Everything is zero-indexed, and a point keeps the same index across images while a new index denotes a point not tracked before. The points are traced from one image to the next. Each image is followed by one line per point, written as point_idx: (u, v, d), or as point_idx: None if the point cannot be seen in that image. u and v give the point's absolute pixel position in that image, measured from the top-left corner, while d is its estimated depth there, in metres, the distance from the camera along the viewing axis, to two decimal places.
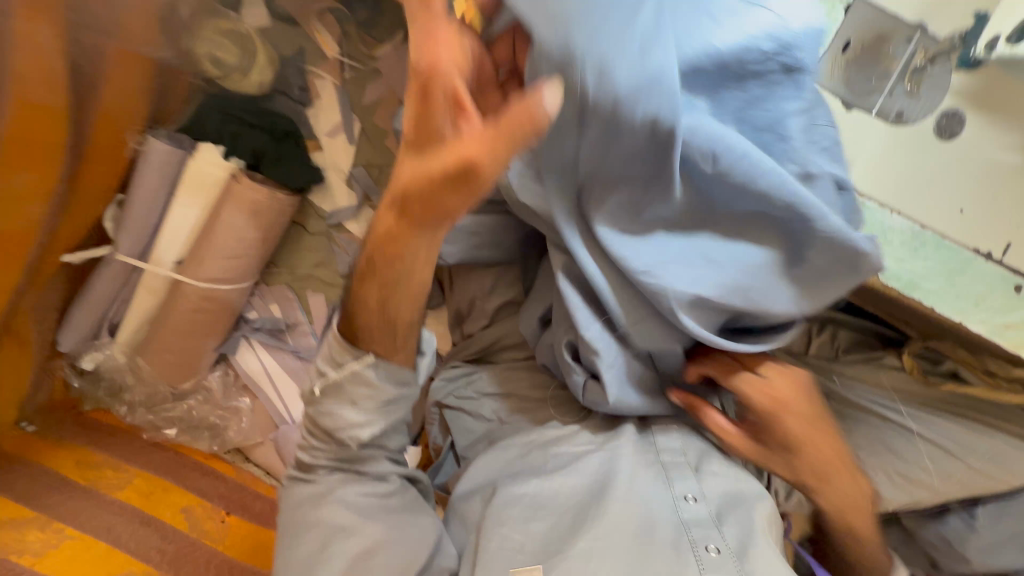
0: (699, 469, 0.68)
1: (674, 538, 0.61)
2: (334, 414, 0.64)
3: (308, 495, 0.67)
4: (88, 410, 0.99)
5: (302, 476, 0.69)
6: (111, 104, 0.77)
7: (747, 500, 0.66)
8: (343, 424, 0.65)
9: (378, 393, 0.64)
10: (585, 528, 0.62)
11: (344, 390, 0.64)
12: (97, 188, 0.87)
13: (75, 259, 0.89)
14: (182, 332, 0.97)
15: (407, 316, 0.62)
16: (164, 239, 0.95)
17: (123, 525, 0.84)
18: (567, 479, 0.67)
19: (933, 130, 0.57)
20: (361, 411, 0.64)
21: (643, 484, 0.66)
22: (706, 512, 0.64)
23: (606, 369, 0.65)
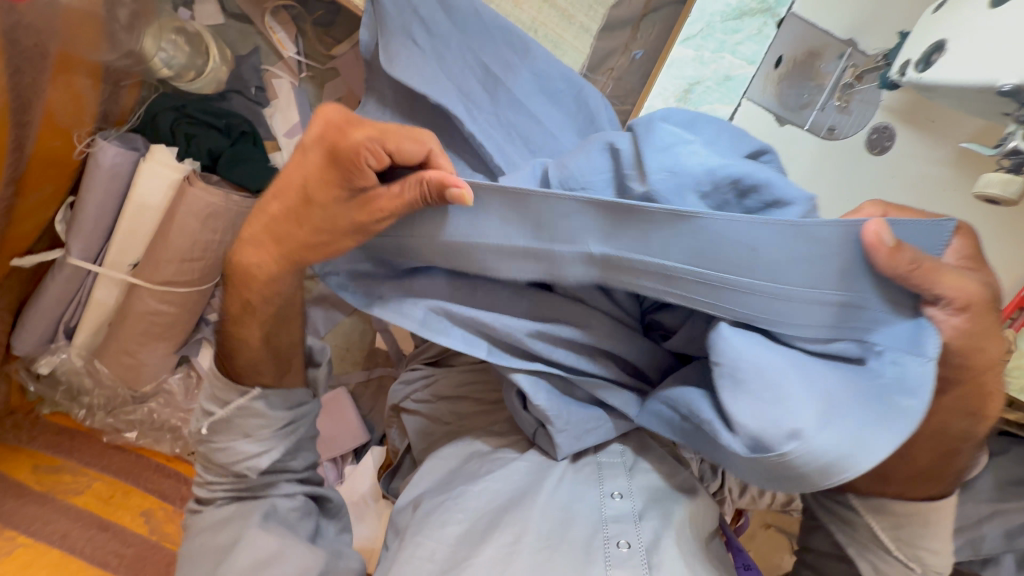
0: (632, 468, 0.70)
1: (588, 537, 0.62)
2: (226, 449, 0.60)
3: (206, 524, 0.60)
4: (47, 413, 0.99)
5: (198, 513, 0.62)
6: (55, 102, 0.78)
7: (675, 495, 0.67)
8: (236, 457, 0.59)
9: (269, 420, 0.60)
10: (495, 533, 0.62)
11: (235, 421, 0.60)
12: (46, 189, 0.86)
13: (25, 263, 0.87)
14: (138, 337, 0.95)
15: (288, 345, 0.62)
16: (118, 243, 0.92)
17: (78, 532, 0.83)
18: (492, 482, 0.69)
19: (862, 145, 0.59)
20: (256, 441, 0.59)
21: (569, 484, 0.68)
22: (629, 508, 0.65)
23: (558, 432, 0.59)
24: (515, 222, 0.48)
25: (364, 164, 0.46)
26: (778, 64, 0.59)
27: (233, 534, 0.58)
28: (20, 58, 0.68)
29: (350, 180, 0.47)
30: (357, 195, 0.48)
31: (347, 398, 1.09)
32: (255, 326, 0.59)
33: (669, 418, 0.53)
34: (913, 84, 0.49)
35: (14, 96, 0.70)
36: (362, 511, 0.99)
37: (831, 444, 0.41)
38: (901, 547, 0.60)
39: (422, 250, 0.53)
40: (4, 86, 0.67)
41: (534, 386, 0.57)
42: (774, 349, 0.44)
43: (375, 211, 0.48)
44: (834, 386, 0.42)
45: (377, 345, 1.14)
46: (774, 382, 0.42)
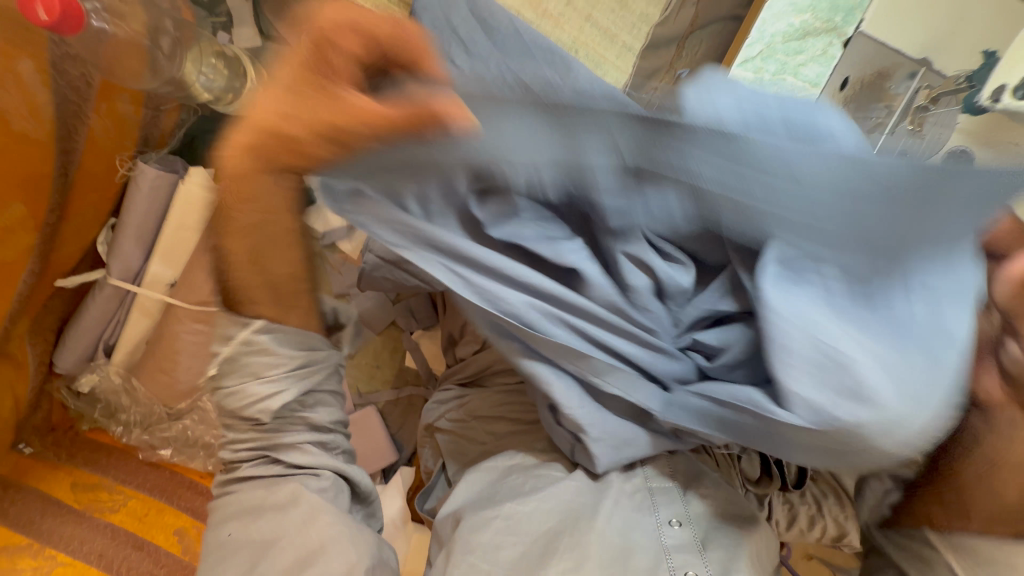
0: (687, 492, 0.69)
1: (651, 564, 0.63)
2: (238, 391, 0.63)
3: (237, 513, 0.63)
4: (86, 429, 1.00)
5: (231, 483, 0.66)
6: (98, 127, 0.80)
7: (737, 525, 0.67)
8: (249, 400, 0.63)
9: (279, 361, 0.62)
10: (553, 559, 0.62)
11: (241, 362, 0.62)
12: (90, 212, 0.87)
13: (69, 284, 0.89)
14: (175, 356, 0.95)
15: (285, 271, 0.56)
16: (157, 263, 0.93)
17: (114, 549, 0.85)
18: (543, 502, 0.67)
19: (943, 168, 0.52)
20: (267, 382, 0.63)
21: (626, 511, 0.67)
22: (688, 537, 0.66)
23: (594, 443, 0.59)
24: (526, 139, 0.38)
25: (337, 59, 0.44)
26: (846, 83, 0.71)
27: (266, 529, 0.61)
28: (67, 88, 0.74)
29: (327, 73, 0.43)
30: (332, 86, 0.42)
31: (375, 417, 1.08)
32: (244, 242, 0.52)
33: (698, 408, 0.51)
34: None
35: (58, 125, 0.74)
36: (392, 533, 0.97)
37: (896, 414, 0.40)
38: None
39: (412, 170, 0.41)
40: (46, 114, 0.72)
41: (568, 398, 0.55)
42: (831, 317, 0.41)
43: (345, 104, 0.39)
44: (887, 356, 0.40)
45: (407, 363, 1.12)
46: (831, 353, 0.40)
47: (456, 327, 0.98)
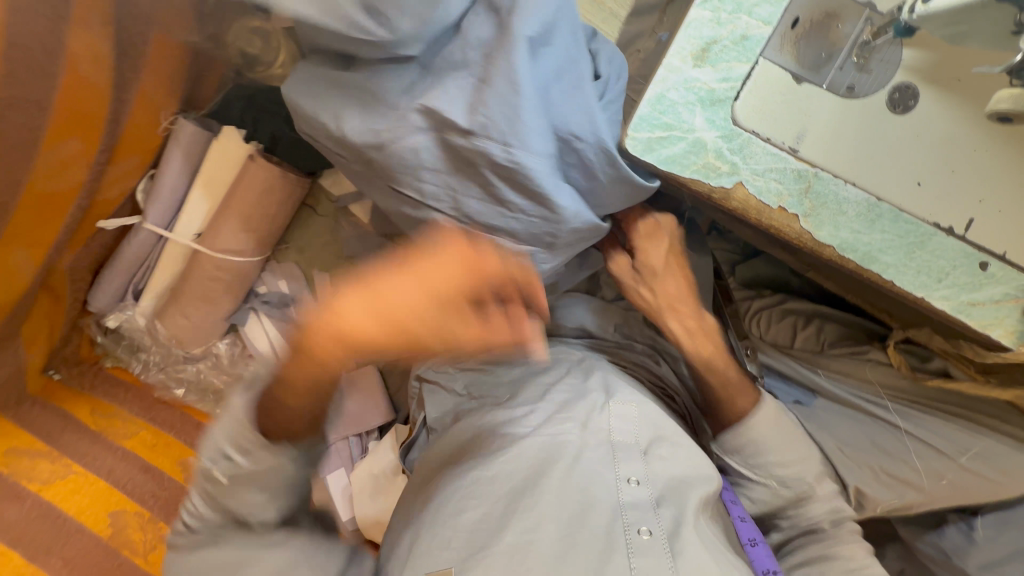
0: (647, 452, 0.80)
1: (608, 523, 0.71)
2: (238, 498, 0.65)
3: (203, 543, 0.66)
4: (109, 366, 1.07)
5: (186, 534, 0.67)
6: (147, 83, 0.89)
7: (685, 487, 0.78)
8: (244, 505, 0.65)
9: (265, 483, 0.65)
10: (512, 521, 0.69)
11: (239, 505, 0.65)
12: (132, 160, 0.97)
13: (110, 225, 0.99)
14: (198, 300, 1.06)
15: (298, 409, 0.63)
16: (186, 216, 1.02)
17: (123, 469, 0.89)
18: (505, 464, 0.74)
19: (885, 105, 0.58)
20: (258, 499, 0.66)
21: (587, 465, 0.75)
22: (644, 495, 0.74)
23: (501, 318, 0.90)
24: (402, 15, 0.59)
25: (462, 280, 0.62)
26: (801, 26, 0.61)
27: (236, 553, 0.65)
28: (126, 42, 0.82)
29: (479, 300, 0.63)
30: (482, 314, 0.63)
31: (375, 375, 1.15)
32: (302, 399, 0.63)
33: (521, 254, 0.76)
34: (924, 16, 0.50)
35: (115, 75, 0.83)
36: (382, 483, 1.04)
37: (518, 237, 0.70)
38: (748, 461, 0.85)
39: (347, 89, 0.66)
40: (107, 64, 0.81)
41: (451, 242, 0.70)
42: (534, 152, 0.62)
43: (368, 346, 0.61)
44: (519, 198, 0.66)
45: None
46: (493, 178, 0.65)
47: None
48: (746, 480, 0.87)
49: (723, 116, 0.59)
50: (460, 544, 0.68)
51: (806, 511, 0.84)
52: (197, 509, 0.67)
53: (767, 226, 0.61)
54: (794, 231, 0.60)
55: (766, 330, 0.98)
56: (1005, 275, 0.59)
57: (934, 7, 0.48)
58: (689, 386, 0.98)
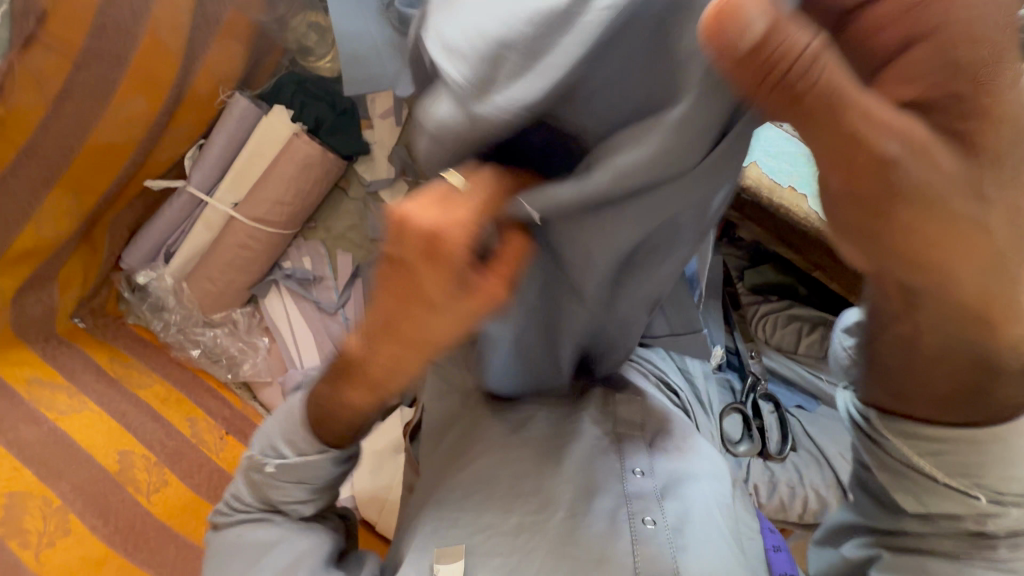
0: (652, 445, 0.77)
1: (613, 510, 0.69)
2: (278, 487, 0.61)
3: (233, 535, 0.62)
4: (131, 323, 1.10)
5: (220, 527, 0.65)
6: (213, 58, 0.98)
7: (694, 480, 0.74)
8: (285, 495, 0.61)
9: (299, 466, 0.59)
10: (516, 503, 0.70)
11: (284, 481, 0.60)
12: (186, 129, 1.04)
13: (156, 185, 1.05)
14: (224, 265, 1.11)
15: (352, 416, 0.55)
16: (228, 182, 1.08)
17: (135, 413, 0.89)
18: (513, 446, 0.74)
19: None
20: (300, 485, 0.61)
21: (590, 456, 0.74)
22: (650, 487, 0.72)
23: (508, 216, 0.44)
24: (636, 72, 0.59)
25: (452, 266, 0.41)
26: None
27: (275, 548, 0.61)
28: (200, 19, 0.92)
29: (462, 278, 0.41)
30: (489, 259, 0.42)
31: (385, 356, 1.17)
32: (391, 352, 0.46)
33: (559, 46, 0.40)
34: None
35: (188, 45, 0.92)
36: (382, 459, 1.05)
37: None
38: (960, 478, 0.47)
39: None
40: (182, 34, 0.90)
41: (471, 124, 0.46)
42: None
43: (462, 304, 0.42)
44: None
45: None
46: None
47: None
48: (905, 472, 0.50)
49: None
50: (466, 523, 0.69)
51: (987, 560, 0.48)
52: (235, 499, 0.65)
53: (778, 205, 0.68)
54: (801, 211, 0.66)
55: (771, 334, 1.07)
56: None
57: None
58: (694, 383, 0.94)
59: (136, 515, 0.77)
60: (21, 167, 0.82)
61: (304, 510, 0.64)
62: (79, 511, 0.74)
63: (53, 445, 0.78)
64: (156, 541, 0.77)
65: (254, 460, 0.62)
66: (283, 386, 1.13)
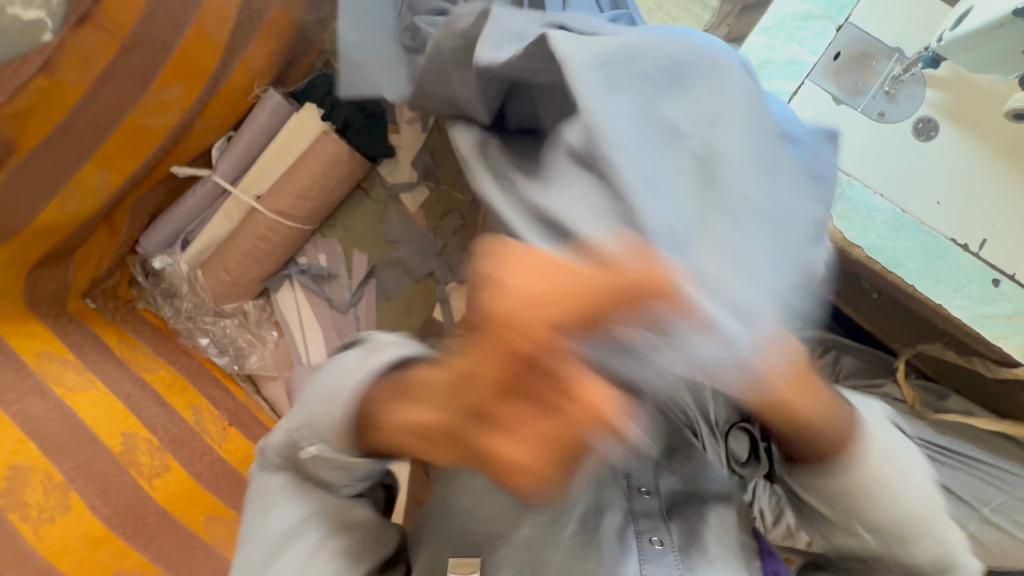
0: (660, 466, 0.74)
1: (621, 529, 0.67)
2: (321, 469, 0.59)
3: (276, 490, 0.62)
4: (141, 308, 1.10)
5: (259, 478, 0.65)
6: (253, 53, 1.01)
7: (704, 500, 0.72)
8: (328, 476, 0.60)
9: (355, 465, 0.57)
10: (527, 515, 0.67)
11: (326, 468, 0.59)
12: (217, 119, 1.05)
13: (181, 172, 1.07)
14: (241, 256, 1.10)
15: (395, 436, 0.45)
16: (254, 175, 1.09)
17: (140, 397, 0.88)
18: None
19: (911, 131, 0.67)
20: (348, 475, 0.60)
21: None
22: (657, 507, 0.70)
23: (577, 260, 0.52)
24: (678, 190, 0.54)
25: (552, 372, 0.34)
26: (836, 58, 0.68)
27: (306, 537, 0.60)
28: (246, 15, 0.94)
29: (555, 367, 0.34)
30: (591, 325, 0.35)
31: None
32: (471, 387, 0.36)
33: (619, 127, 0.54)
34: (950, 40, 0.60)
35: (231, 38, 0.94)
36: None
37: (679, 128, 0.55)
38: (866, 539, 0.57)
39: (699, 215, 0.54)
40: (228, 27, 0.92)
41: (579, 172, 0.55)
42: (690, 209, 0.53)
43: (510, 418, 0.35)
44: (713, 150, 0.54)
45: (436, 316, 1.18)
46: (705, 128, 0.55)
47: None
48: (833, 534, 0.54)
49: None
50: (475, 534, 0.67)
51: None
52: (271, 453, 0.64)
53: None
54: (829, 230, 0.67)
55: None
56: (1016, 293, 0.65)
57: (957, 32, 0.59)
58: None
59: (136, 499, 0.75)
60: (57, 141, 0.82)
61: (345, 491, 0.63)
62: (81, 490, 0.72)
63: (58, 422, 0.76)
64: (154, 527, 0.74)
65: (292, 432, 0.59)
66: (288, 384, 1.12)
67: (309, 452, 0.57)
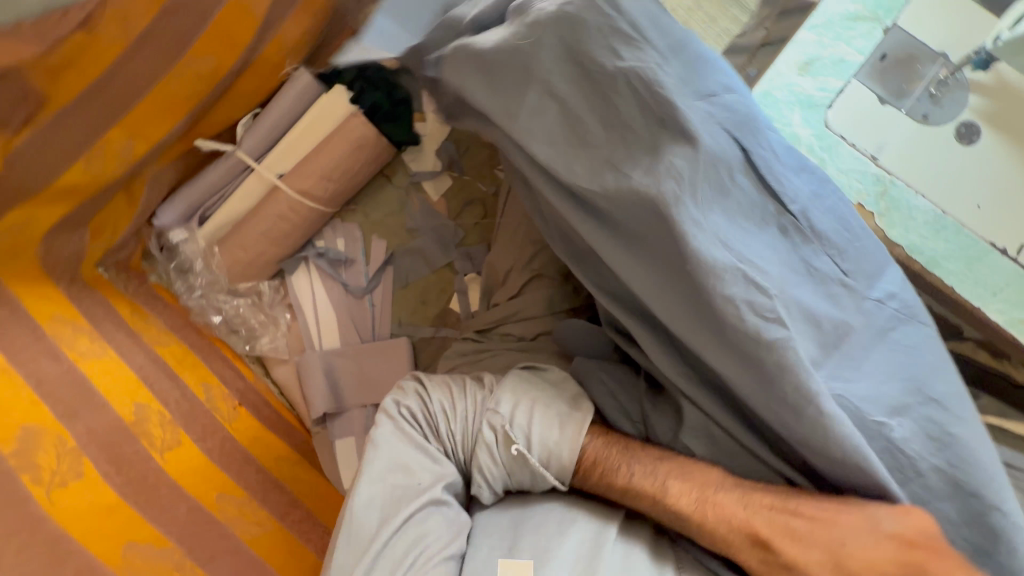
0: None
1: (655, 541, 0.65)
2: (494, 460, 0.65)
3: (415, 456, 0.67)
4: (153, 282, 1.07)
5: (406, 432, 0.68)
6: (287, 30, 1.00)
7: None
8: (490, 469, 0.65)
9: (538, 481, 0.65)
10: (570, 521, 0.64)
11: (507, 464, 0.65)
12: (244, 95, 1.04)
13: (205, 146, 1.05)
14: (259, 235, 1.08)
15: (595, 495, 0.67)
16: (279, 153, 1.08)
17: (153, 369, 0.85)
18: None
19: (953, 134, 0.68)
20: (506, 479, 0.66)
21: None
22: None
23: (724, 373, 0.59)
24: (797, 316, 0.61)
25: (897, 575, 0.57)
26: (882, 59, 0.69)
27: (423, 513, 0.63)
28: None
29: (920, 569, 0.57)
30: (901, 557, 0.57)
31: (406, 345, 1.11)
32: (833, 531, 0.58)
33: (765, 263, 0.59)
34: (1010, 39, 0.63)
35: (269, 12, 0.93)
36: None
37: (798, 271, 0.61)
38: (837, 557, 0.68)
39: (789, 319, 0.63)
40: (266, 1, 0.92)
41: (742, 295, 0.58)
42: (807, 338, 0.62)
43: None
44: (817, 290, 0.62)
45: (452, 306, 1.16)
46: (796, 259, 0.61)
47: (501, 272, 0.93)
48: None
49: (818, 119, 0.70)
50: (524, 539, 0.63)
51: None
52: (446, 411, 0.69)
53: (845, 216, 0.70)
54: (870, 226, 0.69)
55: None
56: None
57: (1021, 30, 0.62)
58: None
59: (148, 470, 0.73)
60: (89, 101, 0.80)
61: (484, 496, 0.67)
62: (93, 456, 0.69)
63: (71, 384, 0.73)
64: (165, 498, 0.72)
65: (499, 412, 0.66)
66: (299, 367, 1.09)
67: (516, 448, 0.64)
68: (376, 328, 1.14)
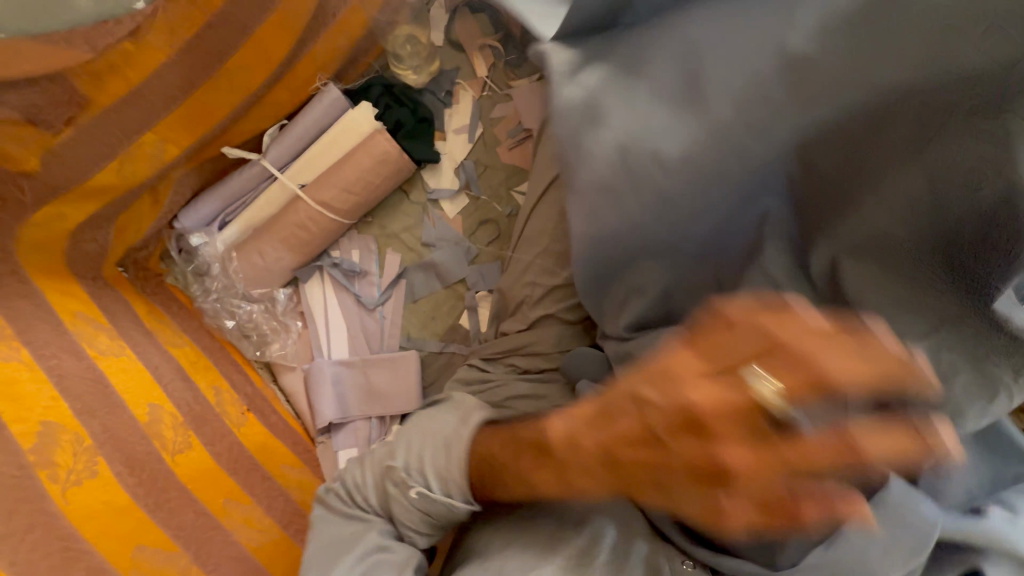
0: None
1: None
2: (406, 503, 0.70)
3: (339, 516, 0.74)
4: (168, 282, 1.08)
5: (330, 506, 0.75)
6: (320, 47, 1.04)
7: None
8: (408, 510, 0.70)
9: (453, 503, 0.68)
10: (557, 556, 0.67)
11: (417, 501, 0.69)
12: (274, 107, 1.08)
13: (231, 153, 1.07)
14: (278, 242, 1.10)
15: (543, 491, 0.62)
16: (303, 164, 1.11)
17: (168, 369, 0.86)
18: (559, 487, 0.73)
19: None
20: (427, 515, 0.70)
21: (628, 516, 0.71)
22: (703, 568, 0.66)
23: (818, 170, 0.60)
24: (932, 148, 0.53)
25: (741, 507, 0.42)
26: None
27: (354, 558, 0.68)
28: (319, 12, 0.98)
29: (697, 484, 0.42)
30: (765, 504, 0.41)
31: (415, 360, 1.11)
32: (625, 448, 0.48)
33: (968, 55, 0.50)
34: None
35: (304, 30, 0.97)
36: None
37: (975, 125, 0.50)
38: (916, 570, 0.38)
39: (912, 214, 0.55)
40: (304, 20, 0.96)
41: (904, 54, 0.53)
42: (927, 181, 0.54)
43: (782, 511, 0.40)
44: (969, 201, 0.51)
45: (462, 323, 1.17)
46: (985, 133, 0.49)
47: (512, 302, 0.94)
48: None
49: None
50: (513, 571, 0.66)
51: None
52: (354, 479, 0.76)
53: None
54: None
55: None
56: None
57: None
58: None
59: (159, 471, 0.73)
60: (127, 105, 0.83)
61: (417, 539, 0.72)
62: (108, 455, 0.69)
63: (90, 381, 0.74)
64: (175, 501, 0.72)
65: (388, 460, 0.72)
66: (307, 376, 1.09)
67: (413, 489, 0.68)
68: (385, 341, 1.15)
